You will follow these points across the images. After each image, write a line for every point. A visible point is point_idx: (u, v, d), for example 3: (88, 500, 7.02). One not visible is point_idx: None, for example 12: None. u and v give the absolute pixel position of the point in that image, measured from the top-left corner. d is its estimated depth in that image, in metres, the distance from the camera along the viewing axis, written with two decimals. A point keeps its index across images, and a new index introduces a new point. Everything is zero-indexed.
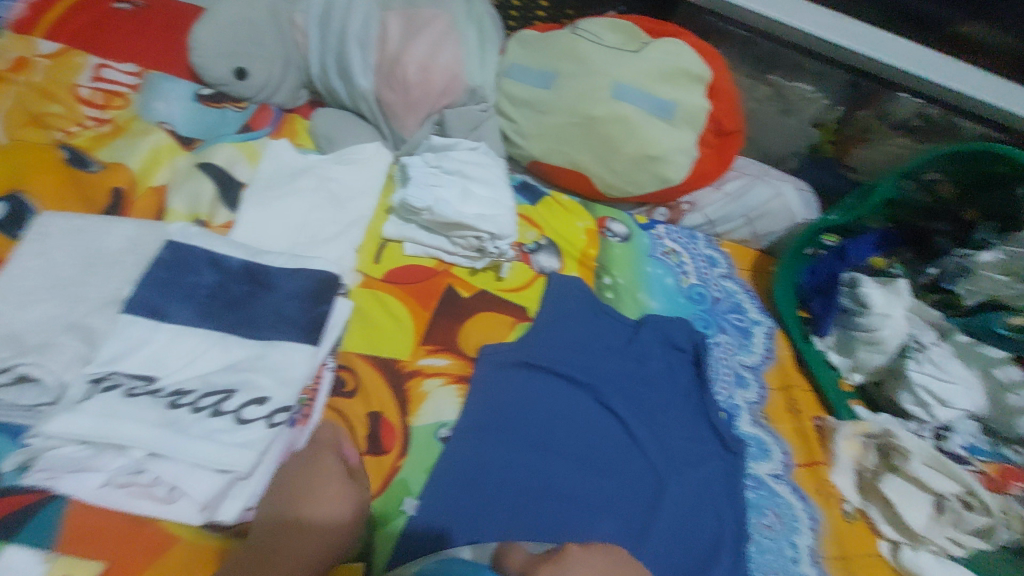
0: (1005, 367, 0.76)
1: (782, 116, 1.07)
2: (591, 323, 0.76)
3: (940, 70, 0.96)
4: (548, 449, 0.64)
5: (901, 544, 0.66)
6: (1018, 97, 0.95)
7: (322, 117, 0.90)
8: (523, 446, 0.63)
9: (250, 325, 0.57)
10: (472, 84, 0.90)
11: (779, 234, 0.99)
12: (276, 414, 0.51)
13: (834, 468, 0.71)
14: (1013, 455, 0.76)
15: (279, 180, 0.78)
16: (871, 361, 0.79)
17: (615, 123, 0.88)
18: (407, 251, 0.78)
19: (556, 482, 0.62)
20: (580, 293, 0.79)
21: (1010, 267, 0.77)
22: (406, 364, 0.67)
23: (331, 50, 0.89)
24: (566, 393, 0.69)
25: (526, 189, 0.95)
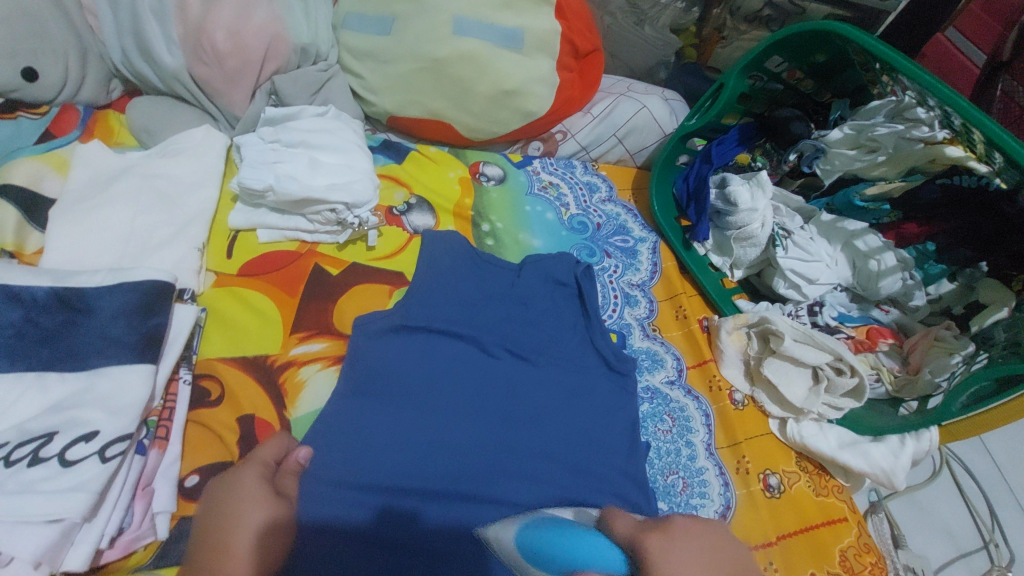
0: (864, 236, 0.82)
1: (637, 28, 1.07)
2: (472, 275, 0.74)
3: None
4: (437, 410, 0.62)
5: (787, 419, 0.71)
6: None
7: (137, 107, 0.81)
8: (413, 411, 0.62)
9: (74, 356, 0.52)
10: (300, 43, 0.82)
11: (651, 148, 0.99)
12: (109, 447, 0.47)
13: (721, 362, 0.75)
14: (881, 316, 0.82)
15: (94, 189, 0.69)
16: (747, 256, 0.82)
17: (463, 62, 0.83)
18: (262, 238, 0.72)
19: (447, 438, 0.61)
20: (456, 245, 0.76)
21: (857, 140, 0.78)
22: (278, 357, 0.63)
23: (126, 29, 0.77)
24: (450, 350, 0.67)
25: (389, 147, 0.89)
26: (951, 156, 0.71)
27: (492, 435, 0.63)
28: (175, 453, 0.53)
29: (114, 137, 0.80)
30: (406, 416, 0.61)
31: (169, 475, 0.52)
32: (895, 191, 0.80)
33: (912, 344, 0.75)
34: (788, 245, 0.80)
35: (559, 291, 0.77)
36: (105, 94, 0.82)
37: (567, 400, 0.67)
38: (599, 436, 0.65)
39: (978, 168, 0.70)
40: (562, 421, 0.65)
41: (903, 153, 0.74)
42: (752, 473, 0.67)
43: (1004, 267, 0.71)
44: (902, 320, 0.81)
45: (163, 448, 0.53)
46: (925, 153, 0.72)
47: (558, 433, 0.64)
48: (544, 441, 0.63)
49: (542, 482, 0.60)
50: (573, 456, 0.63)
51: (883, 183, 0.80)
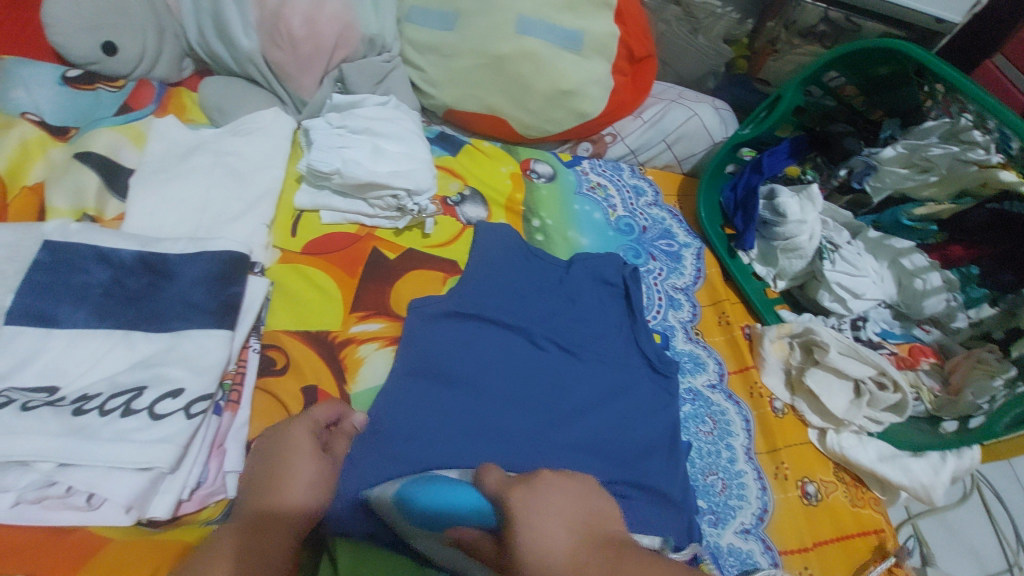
0: (912, 255, 0.83)
1: (691, 36, 1.09)
2: (521, 268, 0.76)
3: None
4: (485, 395, 0.64)
5: (826, 429, 0.72)
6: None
7: (210, 87, 0.84)
8: (468, 395, 0.64)
9: (157, 318, 0.55)
10: (368, 33, 0.85)
11: (699, 155, 1.00)
12: (194, 404, 0.50)
13: (763, 370, 0.76)
14: (922, 335, 0.84)
15: (169, 162, 0.73)
16: (792, 268, 0.83)
17: (523, 60, 0.85)
18: (325, 219, 0.74)
19: (491, 423, 0.63)
20: (508, 238, 0.78)
21: (910, 160, 0.79)
22: (339, 334, 0.65)
23: (205, 10, 0.81)
24: (498, 339, 0.69)
25: (445, 140, 0.91)
26: (1003, 181, 0.70)
27: (536, 422, 0.64)
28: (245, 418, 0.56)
29: (188, 115, 0.84)
30: (457, 398, 0.63)
31: (240, 437, 0.54)
32: (944, 213, 0.80)
33: (953, 365, 0.75)
34: (835, 258, 0.81)
35: (603, 290, 0.78)
36: (177, 72, 0.85)
37: (610, 395, 0.69)
38: (640, 433, 0.66)
39: None
40: (605, 414, 0.67)
41: (956, 175, 0.75)
42: (790, 479, 0.68)
43: None
44: (943, 340, 0.82)
45: (235, 411, 0.55)
46: (978, 176, 0.73)
47: (603, 426, 0.66)
48: (590, 434, 0.65)
49: (594, 474, 0.61)
50: (616, 451, 0.64)
51: (932, 205, 0.81)
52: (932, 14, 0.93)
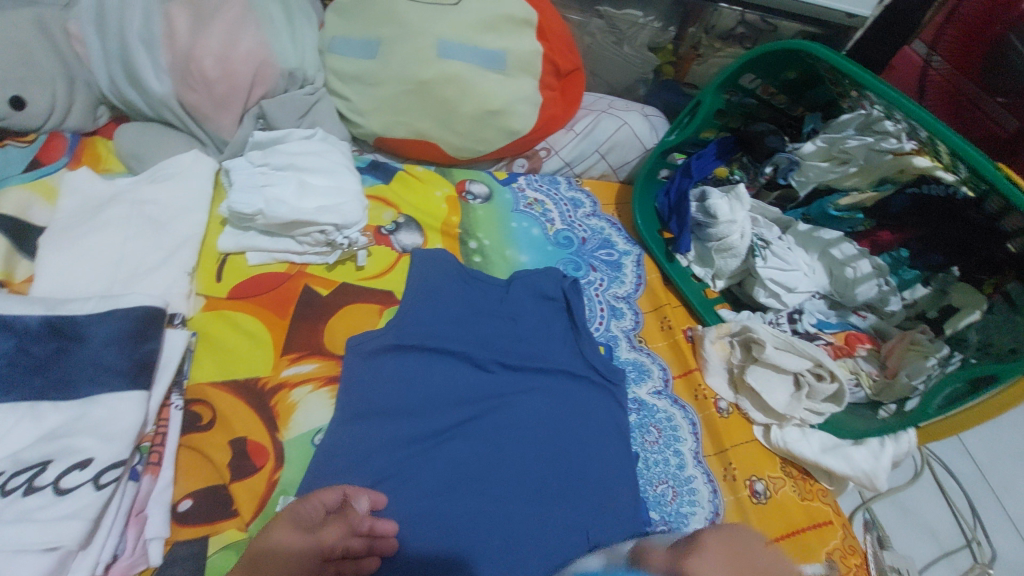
0: (840, 244, 0.85)
1: (617, 47, 1.10)
2: (462, 292, 0.75)
3: None
4: (436, 431, 0.64)
5: (771, 425, 0.73)
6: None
7: (126, 133, 0.81)
8: (420, 426, 0.63)
9: (68, 384, 0.52)
10: (287, 67, 0.84)
11: (633, 163, 1.02)
12: (104, 473, 0.48)
13: (706, 371, 0.77)
14: (859, 321, 0.85)
15: (82, 217, 0.70)
16: (728, 267, 0.85)
17: (448, 83, 0.85)
18: (252, 261, 0.72)
19: (441, 456, 0.62)
20: (447, 262, 0.77)
21: (829, 152, 0.81)
22: (269, 380, 0.63)
23: (114, 56, 0.78)
24: (441, 367, 0.68)
25: (376, 168, 0.90)
26: (918, 166, 0.72)
27: (487, 445, 0.64)
28: (167, 479, 0.54)
29: (104, 165, 0.81)
30: (403, 431, 0.62)
31: (162, 500, 0.53)
32: (869, 200, 0.82)
33: (889, 349, 0.77)
34: (766, 255, 0.82)
35: (546, 306, 0.78)
36: (92, 121, 0.83)
37: (558, 409, 0.68)
38: (590, 445, 0.66)
39: (946, 177, 0.70)
40: (556, 432, 0.66)
41: (873, 165, 0.77)
42: (739, 480, 0.69)
43: (974, 270, 0.73)
44: (879, 325, 0.83)
45: (155, 474, 0.53)
46: (894, 164, 0.75)
47: (556, 442, 0.66)
48: (538, 457, 0.64)
49: (547, 499, 0.62)
50: (569, 466, 0.64)
51: (857, 194, 0.83)
52: (844, 10, 0.97)
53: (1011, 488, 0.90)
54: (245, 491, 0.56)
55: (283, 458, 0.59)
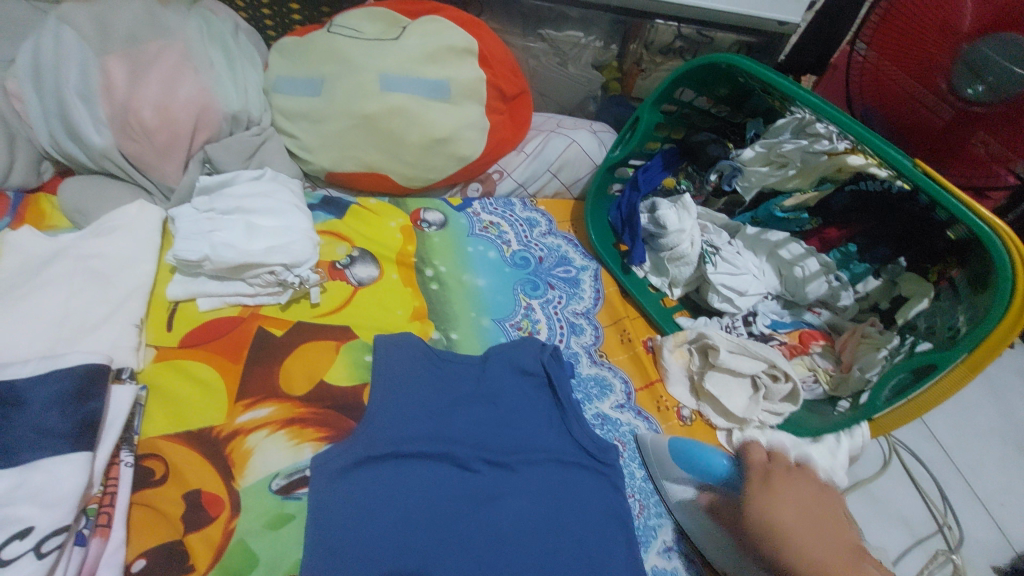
0: (787, 245, 0.87)
1: (562, 68, 1.13)
2: (437, 379, 0.70)
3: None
4: (393, 484, 0.61)
5: (733, 429, 0.74)
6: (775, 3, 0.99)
7: (67, 188, 0.80)
8: (371, 485, 0.60)
9: (4, 452, 0.51)
10: (231, 110, 0.84)
11: (586, 179, 1.03)
12: (46, 541, 0.47)
13: (668, 381, 0.77)
14: (813, 318, 0.86)
15: (24, 276, 0.69)
16: (682, 275, 0.86)
17: (393, 116, 0.86)
18: (203, 307, 0.72)
19: (414, 498, 0.60)
20: (414, 346, 0.73)
21: (768, 157, 0.84)
22: (223, 428, 0.62)
23: (52, 111, 0.78)
24: (418, 471, 0.62)
25: (329, 204, 0.90)
26: (854, 164, 0.76)
27: (484, 555, 0.58)
28: (118, 540, 0.52)
29: (47, 221, 0.80)
30: (368, 471, 0.61)
31: (113, 564, 0.51)
32: (812, 199, 0.86)
33: (842, 343, 0.79)
34: (717, 261, 0.84)
35: (525, 383, 0.73)
36: (36, 177, 0.82)
37: (554, 485, 0.64)
38: (592, 517, 0.63)
39: (880, 172, 0.74)
40: (551, 510, 0.63)
41: (811, 166, 0.80)
42: None
43: (921, 261, 0.76)
44: (833, 320, 0.84)
45: (105, 536, 0.51)
46: (831, 163, 0.78)
47: (555, 550, 0.60)
48: (533, 531, 0.61)
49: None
50: (566, 538, 0.61)
51: (800, 195, 0.86)
52: (777, 19, 1.01)
53: (976, 468, 0.92)
54: (201, 543, 0.54)
55: (239, 505, 0.57)
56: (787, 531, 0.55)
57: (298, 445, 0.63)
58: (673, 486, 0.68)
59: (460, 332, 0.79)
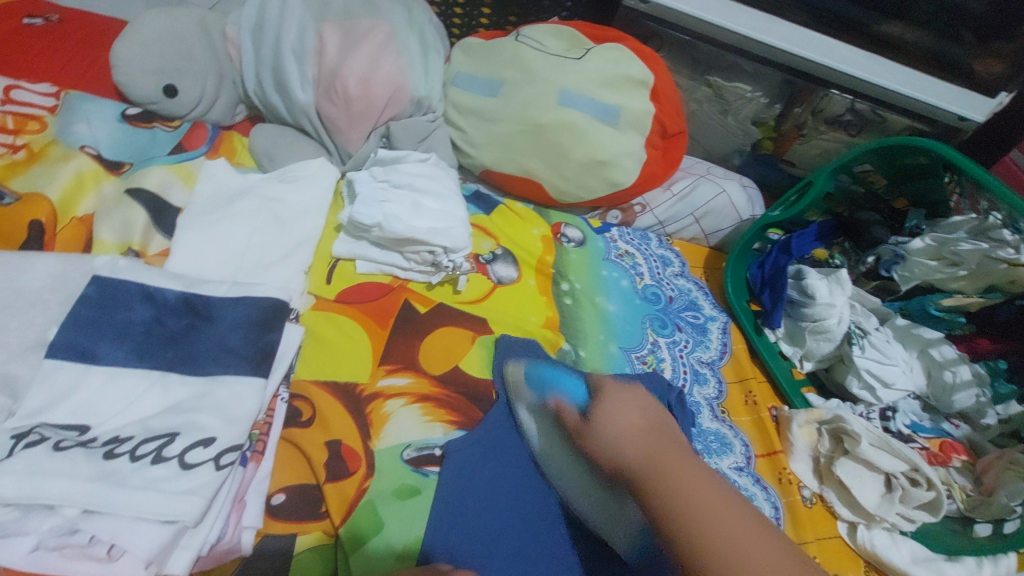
0: (940, 346, 0.82)
1: (721, 116, 1.13)
2: (545, 379, 0.69)
3: (889, 72, 0.98)
4: (514, 484, 0.62)
5: (857, 523, 0.70)
6: (961, 97, 0.97)
7: (261, 133, 0.86)
8: (498, 478, 0.62)
9: (191, 361, 0.55)
10: (416, 94, 0.89)
11: (726, 231, 1.02)
12: (223, 455, 0.50)
13: (791, 455, 0.74)
14: (952, 429, 0.81)
15: (217, 204, 0.75)
16: (819, 350, 0.83)
17: (564, 130, 0.88)
18: (360, 269, 0.75)
19: (536, 500, 0.62)
20: (540, 354, 0.74)
21: (939, 252, 0.80)
22: (366, 387, 0.65)
23: (266, 62, 0.85)
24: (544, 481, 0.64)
25: (479, 199, 0.93)
26: None
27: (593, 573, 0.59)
28: (267, 470, 0.55)
29: (237, 158, 0.87)
30: (496, 467, 0.63)
31: (260, 491, 0.54)
32: (973, 305, 0.80)
33: (986, 464, 0.74)
34: (864, 344, 0.81)
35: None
36: (230, 115, 0.90)
37: None
38: None
39: None
40: None
41: (986, 272, 0.75)
42: None
43: None
44: (972, 437, 0.79)
45: (258, 462, 0.55)
46: (1007, 274, 0.73)
47: None
48: None
49: None
50: None
51: (960, 296, 0.80)
52: (956, 112, 0.97)
53: None
54: (334, 494, 0.57)
55: (374, 466, 0.60)
56: (620, 441, 0.57)
57: (431, 422, 0.65)
58: (526, 414, 0.67)
59: (588, 351, 0.79)
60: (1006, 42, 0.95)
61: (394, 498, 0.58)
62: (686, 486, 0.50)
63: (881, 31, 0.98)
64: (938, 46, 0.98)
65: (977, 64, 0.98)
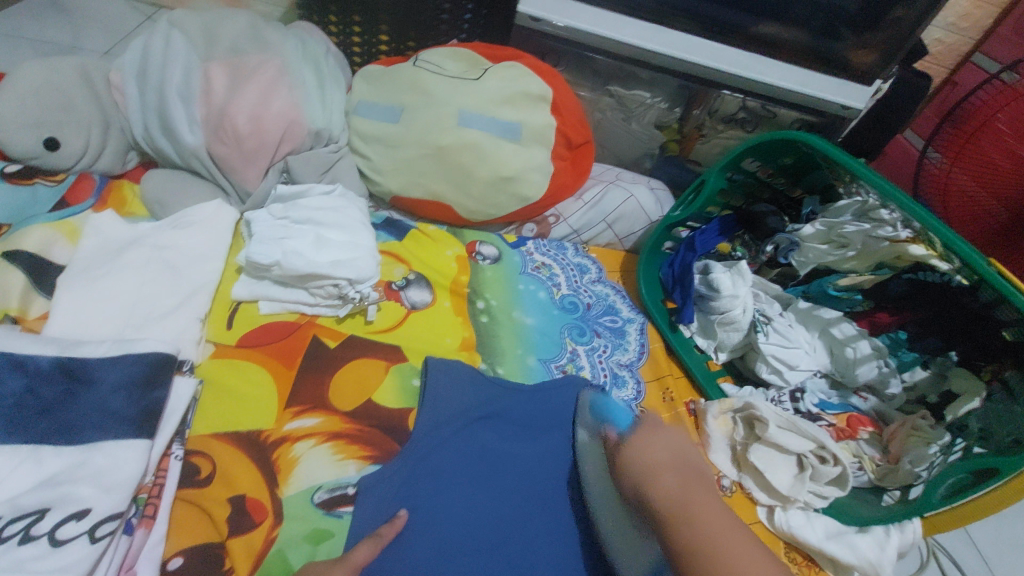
0: (840, 324, 0.86)
1: (625, 123, 1.17)
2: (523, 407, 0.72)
3: (774, 71, 1.02)
4: (439, 504, 0.62)
5: (774, 507, 0.74)
6: (844, 89, 1.03)
7: (152, 180, 0.83)
8: (428, 500, 0.62)
9: (70, 430, 0.54)
10: (314, 127, 0.88)
11: (638, 233, 1.05)
12: (101, 526, 0.49)
13: (709, 447, 0.77)
14: (859, 403, 0.85)
15: (103, 258, 0.71)
16: (730, 340, 0.86)
17: (466, 150, 0.89)
18: (263, 310, 0.73)
19: (468, 519, 0.62)
20: (461, 371, 0.73)
21: (828, 236, 0.84)
22: (272, 433, 0.63)
23: (151, 107, 0.82)
24: (474, 498, 0.64)
25: (390, 225, 0.92)
26: (914, 254, 0.74)
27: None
28: (160, 534, 0.54)
29: (127, 209, 0.83)
30: (424, 491, 0.62)
31: (153, 557, 0.52)
32: (867, 282, 0.84)
33: (890, 434, 0.77)
34: (768, 331, 0.85)
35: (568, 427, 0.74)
36: (121, 164, 0.85)
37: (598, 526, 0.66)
38: None
39: (940, 266, 0.73)
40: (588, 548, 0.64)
41: (871, 250, 0.79)
42: None
43: (973, 357, 0.73)
44: (880, 408, 0.83)
45: (149, 528, 0.53)
46: (891, 250, 0.77)
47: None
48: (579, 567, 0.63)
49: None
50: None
51: (856, 275, 0.84)
52: (840, 103, 1.03)
53: None
54: (242, 549, 0.55)
55: (282, 514, 0.58)
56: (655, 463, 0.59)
57: (343, 460, 0.64)
58: (583, 437, 0.71)
59: (506, 367, 0.80)
60: (876, 33, 0.98)
61: (304, 544, 0.57)
62: (699, 512, 0.52)
63: (758, 32, 1.01)
64: (815, 43, 1.02)
65: (853, 56, 1.01)
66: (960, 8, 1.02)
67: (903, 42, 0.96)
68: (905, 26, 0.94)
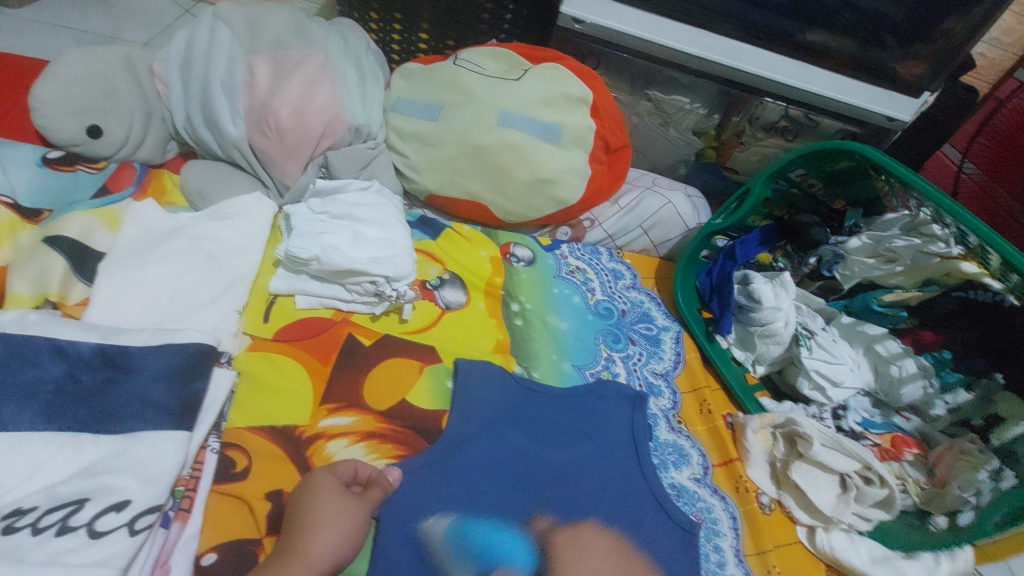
0: (884, 341, 0.84)
1: (662, 128, 1.14)
2: (465, 547, 0.57)
3: (822, 81, 1.00)
4: (476, 500, 0.61)
5: (816, 527, 0.72)
6: (893, 100, 1.00)
7: (192, 170, 0.83)
8: (463, 494, 0.61)
9: (110, 418, 0.53)
10: (355, 122, 0.87)
11: (674, 240, 1.03)
12: (139, 519, 0.48)
13: (747, 462, 0.76)
14: (903, 423, 0.82)
15: (144, 246, 0.71)
16: (770, 353, 0.84)
17: (505, 150, 0.88)
18: (300, 304, 0.73)
19: (500, 504, 0.62)
20: (497, 375, 0.73)
21: (875, 250, 0.81)
22: (306, 430, 0.63)
23: (194, 98, 0.82)
24: (511, 487, 0.63)
25: (425, 223, 0.91)
26: (965, 272, 0.72)
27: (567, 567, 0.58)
28: (195, 528, 0.53)
29: (167, 197, 0.82)
30: (460, 484, 0.62)
31: (187, 552, 0.52)
32: (913, 299, 0.81)
33: (938, 455, 0.75)
34: (812, 345, 0.83)
35: (606, 429, 0.72)
36: (160, 154, 0.86)
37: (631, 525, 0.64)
38: (670, 562, 0.63)
39: (992, 284, 0.71)
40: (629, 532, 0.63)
41: (920, 266, 0.76)
42: None
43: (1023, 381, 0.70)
44: (924, 429, 0.80)
45: (184, 521, 0.53)
46: (941, 267, 0.74)
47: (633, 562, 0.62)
48: (618, 553, 0.62)
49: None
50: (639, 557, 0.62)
51: (901, 292, 0.82)
52: (885, 114, 1.00)
53: None
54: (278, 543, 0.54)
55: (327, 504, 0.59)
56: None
57: (376, 459, 0.63)
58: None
59: (541, 371, 0.78)
60: (924, 44, 0.95)
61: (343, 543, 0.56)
62: None
63: (807, 39, 0.99)
64: (862, 52, 0.99)
65: (901, 67, 0.98)
66: (1005, 23, 0.99)
67: (952, 56, 0.94)
68: (956, 41, 0.92)
